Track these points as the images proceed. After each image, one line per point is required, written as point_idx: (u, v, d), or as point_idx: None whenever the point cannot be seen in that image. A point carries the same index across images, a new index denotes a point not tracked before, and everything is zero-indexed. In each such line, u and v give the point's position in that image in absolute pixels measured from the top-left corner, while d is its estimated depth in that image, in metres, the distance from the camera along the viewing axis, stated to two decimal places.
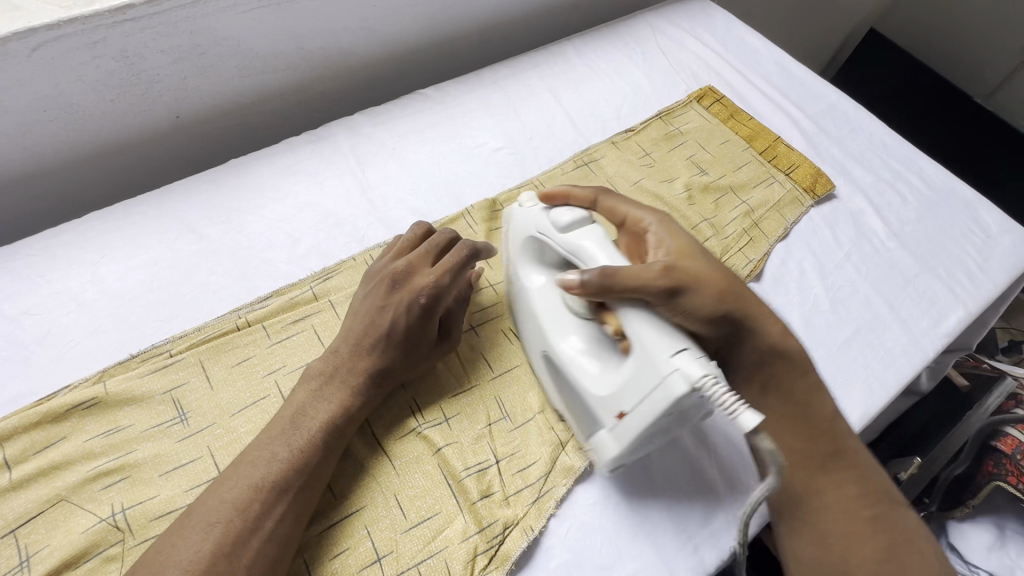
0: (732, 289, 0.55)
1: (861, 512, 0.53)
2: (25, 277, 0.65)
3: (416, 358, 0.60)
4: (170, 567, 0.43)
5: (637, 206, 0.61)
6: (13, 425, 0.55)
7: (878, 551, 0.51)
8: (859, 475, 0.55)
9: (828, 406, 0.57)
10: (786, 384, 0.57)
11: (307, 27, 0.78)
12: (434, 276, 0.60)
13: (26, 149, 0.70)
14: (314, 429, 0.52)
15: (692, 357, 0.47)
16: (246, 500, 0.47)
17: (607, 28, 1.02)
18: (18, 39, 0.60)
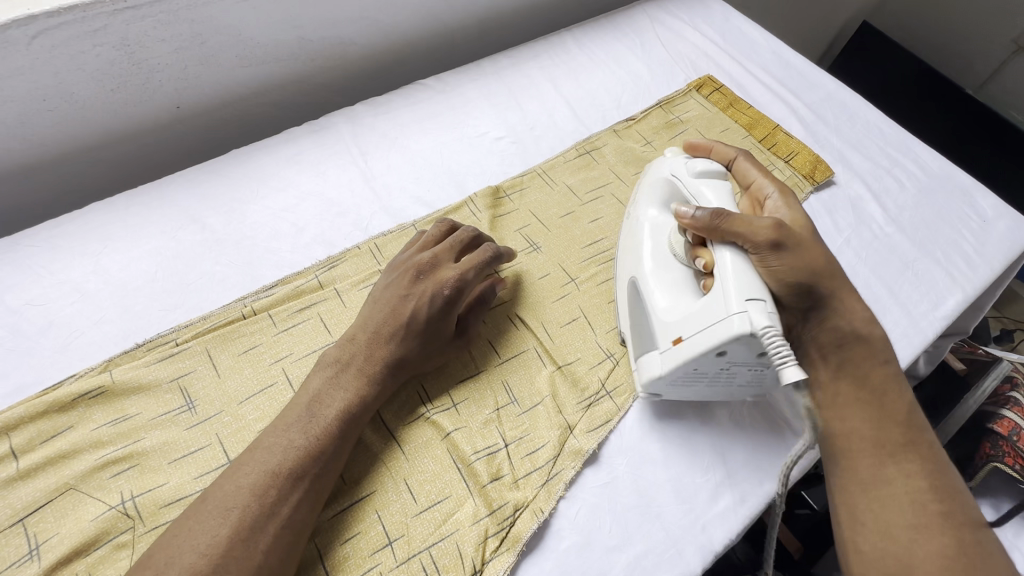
0: (824, 271, 0.59)
1: (930, 505, 0.51)
2: (27, 268, 0.64)
3: (437, 350, 0.61)
4: (186, 550, 0.43)
5: (767, 177, 0.68)
6: (19, 414, 0.55)
7: (945, 547, 0.49)
8: (931, 471, 0.53)
9: (904, 398, 0.57)
10: (867, 372, 0.58)
11: (308, 16, 0.77)
12: (458, 270, 0.61)
13: (25, 140, 0.69)
14: (331, 417, 0.53)
15: (762, 309, 0.51)
16: (264, 485, 0.47)
17: (607, 18, 1.02)
18: (18, 26, 0.59)
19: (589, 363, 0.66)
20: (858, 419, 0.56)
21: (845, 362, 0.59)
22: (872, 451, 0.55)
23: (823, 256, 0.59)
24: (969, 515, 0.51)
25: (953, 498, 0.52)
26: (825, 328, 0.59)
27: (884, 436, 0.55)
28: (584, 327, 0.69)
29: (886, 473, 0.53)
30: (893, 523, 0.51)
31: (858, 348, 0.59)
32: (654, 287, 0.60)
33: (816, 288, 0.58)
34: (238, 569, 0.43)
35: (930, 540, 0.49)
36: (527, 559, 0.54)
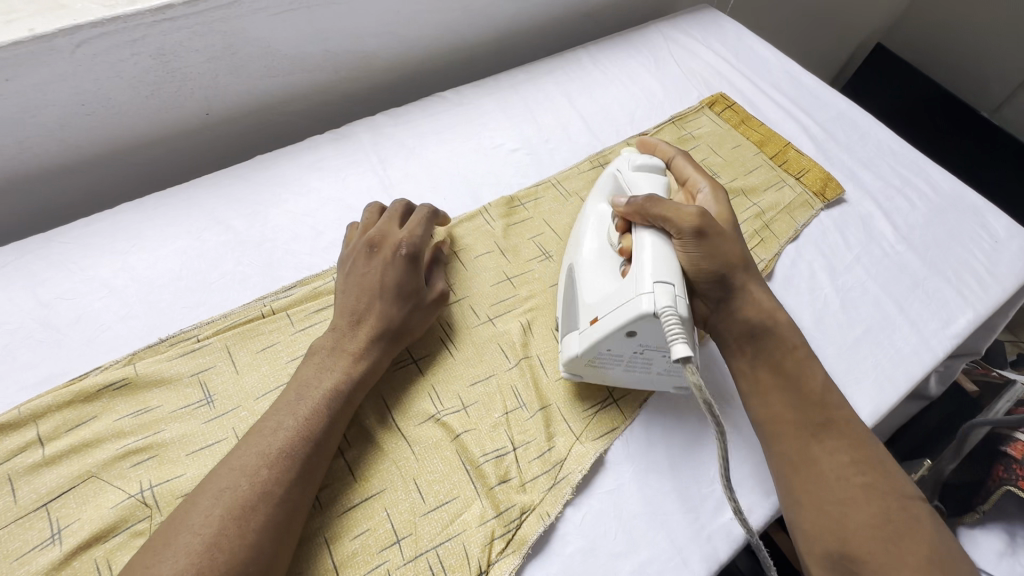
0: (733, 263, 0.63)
1: (851, 479, 0.54)
2: (59, 263, 0.67)
3: (413, 309, 0.63)
4: (184, 531, 0.45)
5: (703, 175, 0.73)
6: (47, 402, 0.57)
7: (873, 516, 0.51)
8: (851, 443, 0.56)
9: (817, 380, 0.60)
10: (782, 357, 0.62)
11: (333, 30, 0.81)
12: (407, 233, 0.64)
13: (63, 142, 0.72)
14: (323, 394, 0.55)
15: (669, 290, 0.54)
16: (256, 466, 0.49)
17: (621, 36, 1.05)
18: (64, 36, 0.63)
19: None
20: (781, 404, 0.60)
21: (762, 350, 0.62)
22: (795, 433, 0.58)
23: (733, 249, 0.64)
24: (891, 480, 0.54)
25: (876, 467, 0.55)
26: (734, 319, 0.63)
27: (803, 417, 0.58)
28: None
29: (809, 456, 0.56)
30: (824, 499, 0.54)
31: (774, 336, 0.63)
32: (587, 273, 0.63)
33: (729, 280, 0.63)
34: (234, 545, 0.45)
35: (858, 509, 0.52)
36: (533, 562, 0.55)
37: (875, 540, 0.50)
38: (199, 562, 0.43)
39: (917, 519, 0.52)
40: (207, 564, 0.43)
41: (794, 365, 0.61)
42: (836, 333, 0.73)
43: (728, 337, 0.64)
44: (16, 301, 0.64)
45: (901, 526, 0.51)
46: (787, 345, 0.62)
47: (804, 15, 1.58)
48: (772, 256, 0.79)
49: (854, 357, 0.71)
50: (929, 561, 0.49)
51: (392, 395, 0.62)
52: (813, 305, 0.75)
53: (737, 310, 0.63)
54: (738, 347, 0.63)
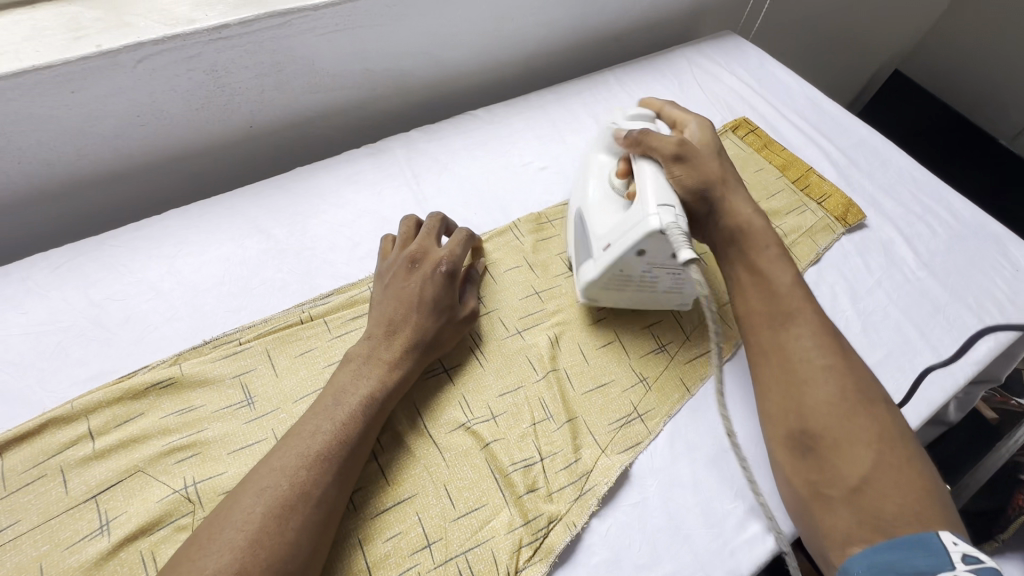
0: (714, 179, 0.68)
1: (814, 362, 0.58)
2: (110, 266, 0.71)
3: (445, 323, 0.65)
4: (228, 526, 0.46)
5: (687, 113, 0.77)
6: (98, 398, 0.60)
7: (830, 394, 0.56)
8: (817, 330, 0.60)
9: (787, 277, 0.64)
10: (754, 258, 0.66)
11: (374, 50, 0.84)
12: (447, 251, 0.67)
13: (116, 150, 0.76)
14: (361, 399, 0.57)
15: (671, 211, 0.60)
16: (295, 466, 0.50)
17: (646, 60, 1.08)
18: (127, 52, 0.67)
19: (623, 385, 0.69)
20: (754, 299, 0.64)
21: (735, 254, 0.67)
22: (767, 325, 0.62)
23: (711, 167, 0.69)
24: (851, 366, 0.58)
25: (841, 355, 0.58)
26: (721, 228, 0.68)
27: (774, 309, 0.62)
28: (618, 348, 0.72)
29: (778, 346, 0.60)
30: (788, 381, 0.58)
31: (749, 237, 0.67)
32: (593, 211, 0.70)
33: (710, 192, 0.67)
34: (273, 543, 0.46)
35: (820, 389, 0.56)
36: (559, 570, 0.56)
37: (831, 418, 0.55)
38: (244, 557, 0.45)
39: (874, 401, 0.56)
40: (250, 560, 0.44)
41: (766, 266, 0.65)
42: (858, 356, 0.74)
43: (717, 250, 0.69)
44: (69, 300, 0.67)
45: (857, 406, 0.55)
46: (761, 245, 0.67)
47: (824, 41, 1.61)
48: None
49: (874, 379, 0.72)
50: (880, 437, 0.53)
51: (424, 402, 0.64)
52: None
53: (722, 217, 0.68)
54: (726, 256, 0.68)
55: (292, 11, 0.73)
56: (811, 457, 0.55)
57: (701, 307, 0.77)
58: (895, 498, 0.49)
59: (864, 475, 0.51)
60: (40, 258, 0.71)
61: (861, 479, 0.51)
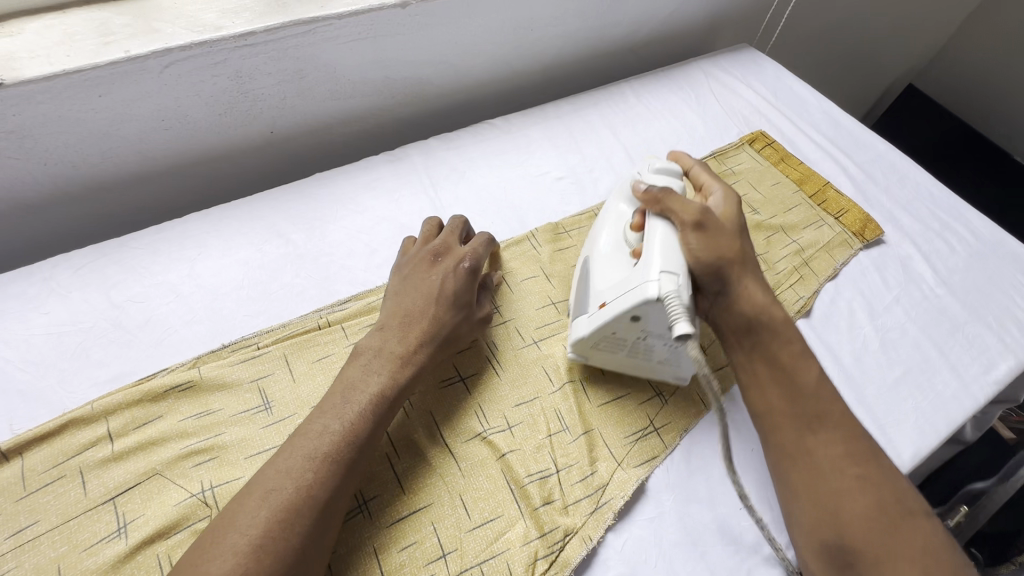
0: (731, 261, 0.64)
1: (847, 471, 0.56)
2: (132, 268, 0.71)
3: (460, 320, 0.64)
4: (233, 530, 0.46)
5: (716, 181, 0.73)
6: (118, 399, 0.60)
7: (867, 506, 0.54)
8: (847, 436, 0.58)
9: (813, 376, 0.61)
10: (776, 351, 0.63)
11: (395, 58, 0.85)
12: (470, 249, 0.68)
13: (140, 153, 0.77)
14: (371, 395, 0.56)
15: (674, 280, 0.58)
16: (302, 469, 0.50)
17: (663, 72, 1.08)
18: (156, 57, 0.68)
19: (639, 399, 0.68)
20: (777, 397, 0.61)
21: (756, 344, 0.63)
22: (794, 426, 0.59)
23: (733, 248, 0.65)
24: (881, 472, 0.57)
25: (874, 461, 0.57)
26: (733, 312, 0.64)
27: (801, 411, 0.60)
28: None
29: (809, 452, 0.58)
30: (822, 491, 0.56)
31: (769, 328, 0.63)
32: (599, 264, 0.67)
33: (725, 271, 0.63)
34: (277, 547, 0.46)
35: (856, 500, 0.54)
36: None
37: (871, 532, 0.53)
38: (247, 563, 0.44)
39: (912, 510, 0.55)
40: (253, 567, 0.44)
41: (792, 361, 0.62)
42: (876, 373, 0.74)
43: (728, 335, 0.65)
44: (90, 301, 0.68)
45: (894, 518, 0.54)
46: (783, 337, 0.63)
47: (839, 55, 1.61)
48: (812, 294, 0.80)
49: (893, 398, 0.72)
50: (924, 550, 0.52)
51: (439, 410, 0.64)
52: (851, 343, 0.76)
53: (735, 300, 0.64)
54: (740, 344, 0.64)
55: (317, 20, 0.74)
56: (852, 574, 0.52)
57: None
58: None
59: None
60: (63, 258, 0.71)
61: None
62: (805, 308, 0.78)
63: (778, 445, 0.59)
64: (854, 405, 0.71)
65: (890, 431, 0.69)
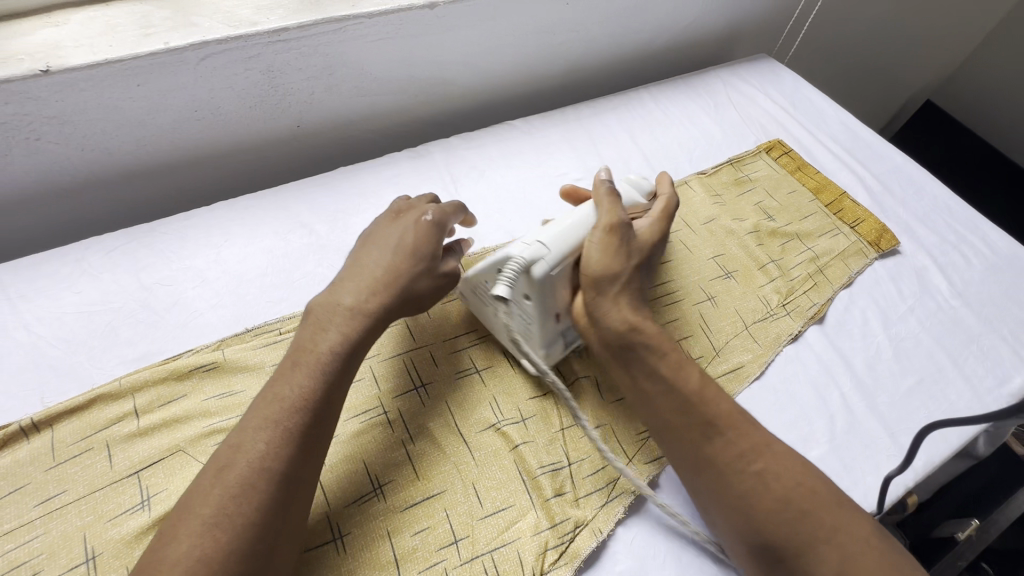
0: (619, 276, 0.62)
1: (746, 468, 0.54)
2: (161, 252, 0.74)
3: (424, 272, 0.62)
4: (191, 515, 0.46)
5: (664, 215, 0.71)
6: (145, 377, 0.62)
7: (775, 502, 0.52)
8: (740, 432, 0.56)
9: (695, 380, 0.59)
10: (656, 363, 0.60)
11: (421, 58, 0.87)
12: (434, 205, 0.67)
13: (172, 143, 0.80)
14: (321, 357, 0.55)
15: (538, 250, 0.60)
16: (252, 441, 0.49)
17: (682, 79, 1.10)
18: (193, 49, 0.70)
19: None
20: (665, 407, 0.58)
21: (635, 358, 0.60)
22: (685, 436, 0.57)
23: (626, 264, 0.63)
24: (780, 460, 0.55)
25: (766, 450, 0.55)
26: (602, 325, 0.62)
27: (690, 418, 0.57)
28: None
29: (705, 460, 0.55)
30: (727, 497, 0.54)
31: (643, 341, 0.60)
32: None
33: (596, 283, 0.62)
34: (234, 524, 0.45)
35: (760, 497, 0.52)
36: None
37: (784, 526, 0.51)
38: (204, 543, 0.44)
39: (823, 491, 0.53)
40: (209, 546, 0.44)
41: (671, 370, 0.59)
42: (889, 382, 0.74)
43: (600, 346, 0.63)
44: (121, 282, 0.70)
45: (805, 506, 0.52)
46: (659, 348, 0.61)
47: (858, 68, 1.61)
48: (826, 301, 0.80)
49: (906, 406, 0.72)
50: (835, 529, 0.51)
51: (453, 399, 0.65)
52: (864, 351, 0.76)
53: (604, 313, 0.61)
54: (615, 358, 0.62)
55: (348, 18, 0.76)
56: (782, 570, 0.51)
57: (731, 326, 0.76)
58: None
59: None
60: (95, 241, 0.74)
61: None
62: (819, 314, 0.79)
63: (674, 458, 0.58)
64: (866, 411, 0.71)
65: (901, 439, 0.69)
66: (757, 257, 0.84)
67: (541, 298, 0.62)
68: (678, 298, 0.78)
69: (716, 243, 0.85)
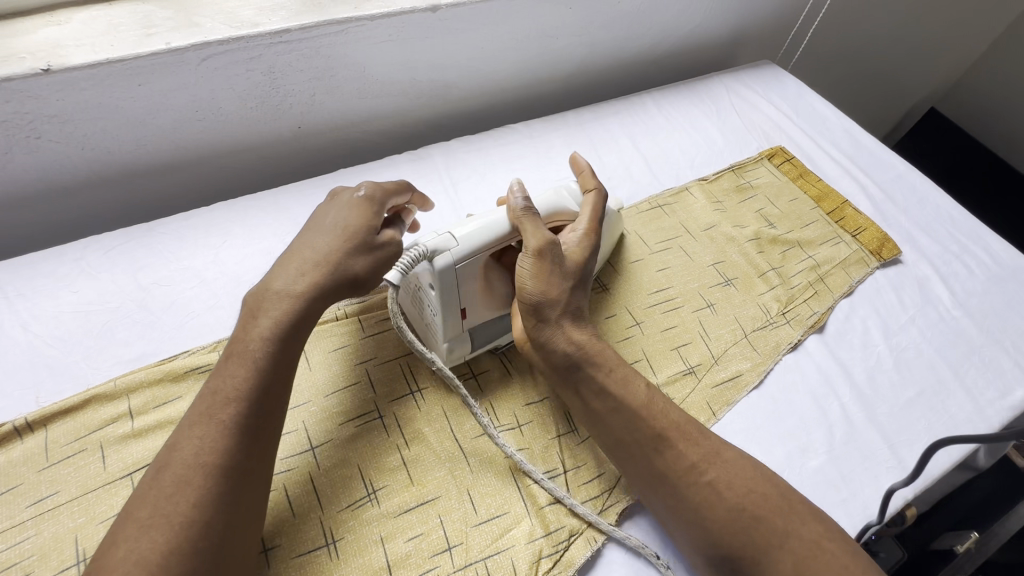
0: (558, 300, 0.62)
1: (697, 480, 0.54)
2: (159, 252, 0.74)
3: (358, 247, 0.62)
4: (131, 519, 0.45)
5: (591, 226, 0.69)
6: (141, 378, 0.62)
7: (729, 510, 0.52)
8: (689, 445, 0.56)
9: (640, 394, 0.59)
10: (603, 382, 0.60)
11: (424, 61, 0.87)
12: (368, 183, 0.67)
13: (172, 143, 0.80)
14: (253, 345, 0.55)
15: (442, 239, 0.60)
16: (190, 438, 0.49)
17: (683, 84, 1.09)
18: (194, 50, 0.70)
19: None
20: (615, 423, 0.58)
21: (583, 379, 0.60)
22: (636, 453, 0.57)
23: (564, 287, 0.62)
24: (730, 468, 0.55)
25: (717, 459, 0.55)
26: (551, 350, 0.61)
27: (640, 434, 0.57)
28: (645, 368, 0.71)
29: (656, 472, 0.56)
30: (685, 507, 0.54)
31: (592, 362, 0.61)
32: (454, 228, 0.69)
33: (537, 308, 0.61)
34: (169, 523, 0.45)
35: (715, 506, 0.53)
36: None
37: (738, 534, 0.51)
38: (140, 545, 0.44)
39: (773, 494, 0.53)
40: (147, 547, 0.44)
41: (620, 386, 0.60)
42: (888, 392, 0.73)
43: (549, 368, 0.62)
44: (118, 282, 0.70)
45: (759, 512, 0.52)
46: (606, 366, 0.61)
47: (862, 75, 1.61)
48: (826, 310, 0.80)
49: (906, 418, 0.71)
50: (788, 532, 0.51)
51: (447, 404, 0.65)
52: (864, 362, 0.76)
53: (549, 339, 0.61)
54: (565, 382, 0.61)
55: (350, 20, 0.76)
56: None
57: (729, 334, 0.76)
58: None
59: None
60: (93, 240, 0.74)
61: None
62: (819, 323, 0.78)
63: (628, 471, 0.58)
64: (866, 422, 0.70)
65: (901, 451, 0.69)
66: (757, 264, 0.84)
67: (444, 291, 0.60)
68: (676, 306, 0.78)
69: (715, 250, 0.85)
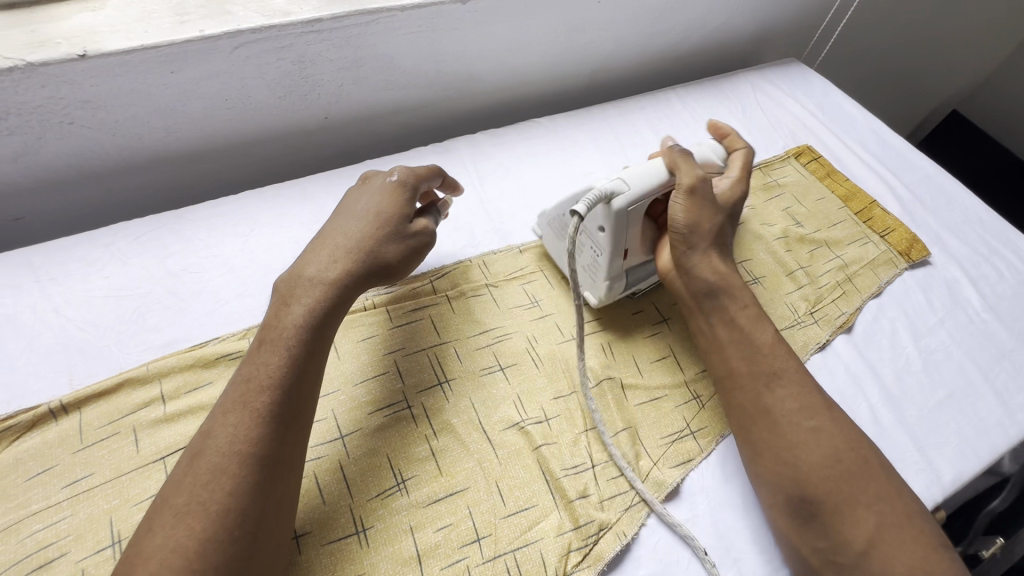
0: (709, 230, 0.66)
1: (802, 424, 0.57)
2: (188, 239, 0.74)
3: (389, 236, 0.62)
4: (169, 507, 0.46)
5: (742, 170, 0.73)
6: (172, 363, 0.62)
7: (825, 458, 0.55)
8: (802, 390, 0.59)
9: (768, 336, 0.62)
10: (737, 315, 0.64)
11: (451, 51, 0.87)
12: (402, 167, 0.68)
13: (202, 131, 0.80)
14: (285, 333, 0.55)
15: (614, 184, 0.62)
16: (223, 428, 0.49)
17: (709, 80, 1.09)
18: (226, 38, 0.70)
19: (676, 402, 0.68)
20: (733, 357, 0.62)
21: (715, 305, 0.64)
22: (752, 383, 0.60)
23: (712, 220, 0.66)
24: (836, 421, 0.57)
25: (827, 410, 0.58)
26: (694, 276, 0.65)
27: (756, 368, 0.60)
28: (672, 364, 0.71)
29: (761, 406, 0.58)
30: (781, 444, 0.56)
31: (727, 293, 0.65)
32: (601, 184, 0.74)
33: (688, 236, 0.65)
34: (207, 510, 0.45)
35: (815, 449, 0.55)
36: None
37: (829, 480, 0.53)
38: (177, 532, 0.44)
39: (869, 455, 0.56)
40: (183, 534, 0.44)
41: (750, 326, 0.63)
42: (917, 394, 0.73)
43: (687, 295, 0.66)
44: (149, 269, 0.70)
45: (853, 466, 0.54)
46: (739, 300, 0.64)
47: (886, 74, 1.59)
48: (854, 310, 0.79)
49: (934, 421, 0.71)
50: (879, 496, 0.53)
51: (476, 395, 0.65)
52: (893, 363, 0.75)
53: (699, 265, 0.65)
54: (699, 310, 0.66)
55: (381, 10, 0.76)
56: (815, 522, 0.53)
57: None
58: (901, 557, 0.50)
59: (869, 539, 0.51)
60: (123, 226, 0.74)
61: (867, 542, 0.51)
62: (847, 323, 0.78)
63: (737, 401, 0.61)
64: (895, 424, 0.70)
65: (930, 453, 0.68)
66: (785, 263, 0.83)
67: (614, 230, 0.64)
68: None
69: (743, 248, 0.84)
